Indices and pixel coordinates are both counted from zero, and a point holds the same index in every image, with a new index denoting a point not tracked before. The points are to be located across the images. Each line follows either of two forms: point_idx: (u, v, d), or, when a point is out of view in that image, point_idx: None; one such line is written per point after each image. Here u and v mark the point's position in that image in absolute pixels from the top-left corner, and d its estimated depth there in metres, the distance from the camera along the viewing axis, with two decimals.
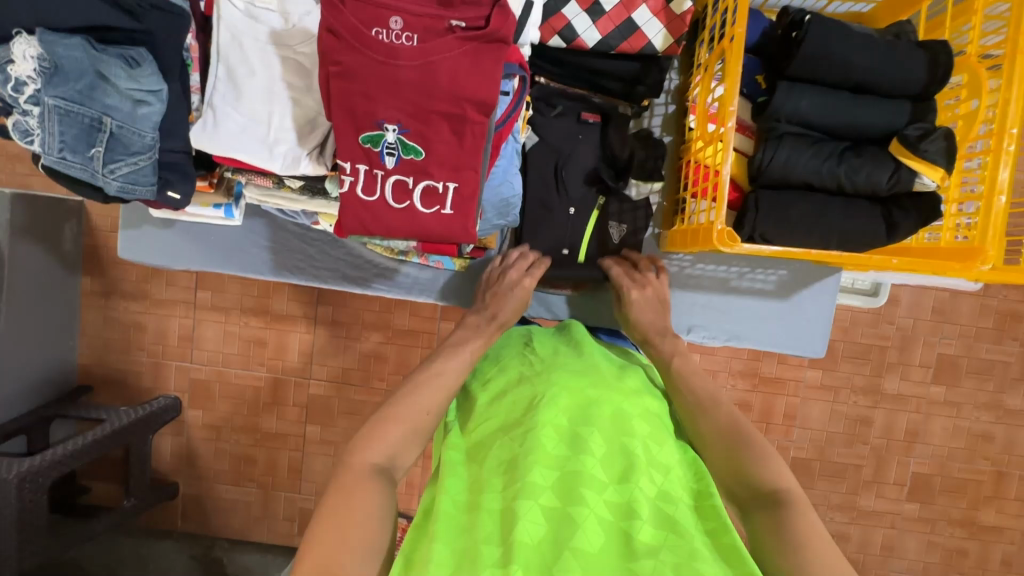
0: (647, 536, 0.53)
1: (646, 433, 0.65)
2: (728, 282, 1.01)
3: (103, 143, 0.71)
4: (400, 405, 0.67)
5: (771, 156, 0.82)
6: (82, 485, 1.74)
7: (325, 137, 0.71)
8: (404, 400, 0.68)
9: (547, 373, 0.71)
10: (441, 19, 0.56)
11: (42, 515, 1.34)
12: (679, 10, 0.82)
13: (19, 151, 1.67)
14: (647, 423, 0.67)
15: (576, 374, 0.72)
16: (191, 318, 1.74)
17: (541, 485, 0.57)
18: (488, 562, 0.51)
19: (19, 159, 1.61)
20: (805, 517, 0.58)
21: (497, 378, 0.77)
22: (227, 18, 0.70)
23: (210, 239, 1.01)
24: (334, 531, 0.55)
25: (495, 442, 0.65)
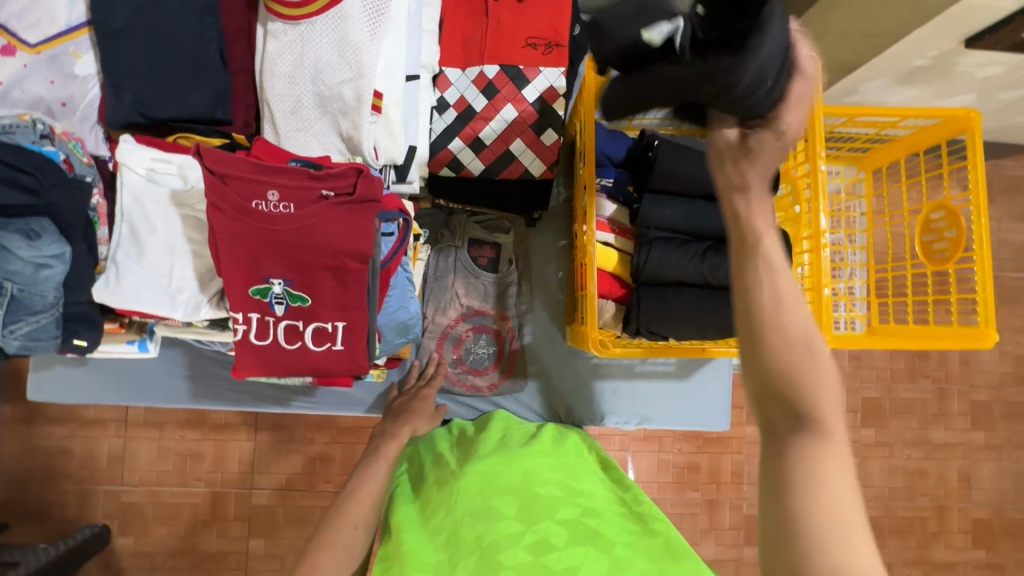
0: (568, 559, 0.63)
1: (557, 481, 0.79)
2: (633, 367, 1.08)
3: (3, 307, 0.74)
4: (331, 532, 0.74)
5: (644, 258, 0.93)
6: None
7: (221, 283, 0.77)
8: (334, 523, 0.75)
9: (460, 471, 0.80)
10: (313, 190, 0.64)
11: None
12: (549, 142, 0.93)
13: None
14: (551, 475, 0.79)
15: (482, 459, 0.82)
16: (122, 438, 1.67)
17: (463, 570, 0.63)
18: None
19: None
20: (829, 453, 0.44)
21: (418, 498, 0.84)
22: (128, 182, 0.76)
23: (124, 373, 1.02)
24: None
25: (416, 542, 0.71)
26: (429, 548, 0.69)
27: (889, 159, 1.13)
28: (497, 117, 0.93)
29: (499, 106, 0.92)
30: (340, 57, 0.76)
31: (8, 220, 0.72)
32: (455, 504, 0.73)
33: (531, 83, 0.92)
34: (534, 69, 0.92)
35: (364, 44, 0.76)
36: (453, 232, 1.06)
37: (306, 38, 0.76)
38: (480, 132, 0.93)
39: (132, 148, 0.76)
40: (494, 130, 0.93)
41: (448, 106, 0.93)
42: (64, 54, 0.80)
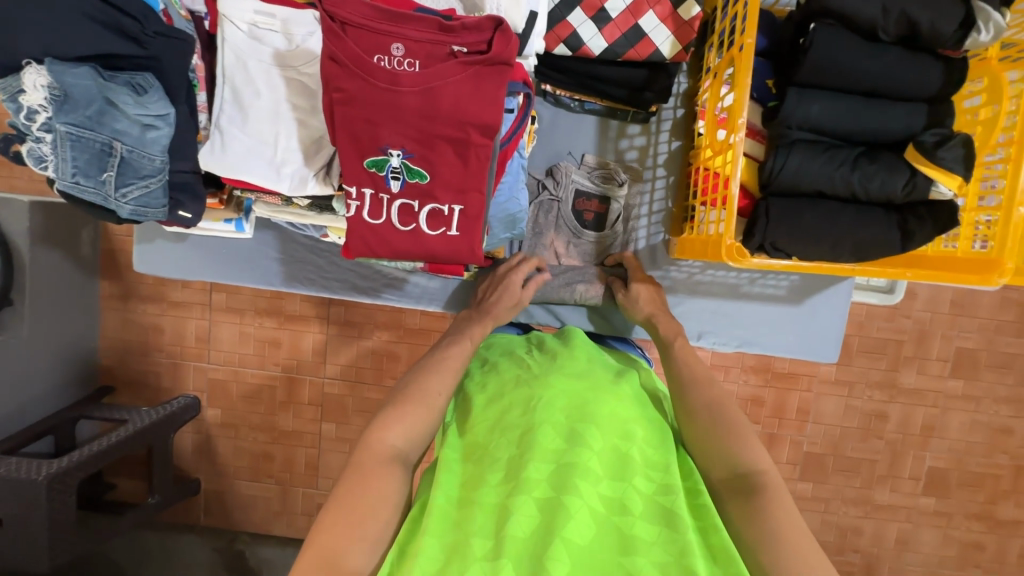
0: (641, 533, 0.54)
1: (642, 435, 0.66)
2: (739, 288, 1.00)
3: (114, 168, 0.72)
4: (409, 390, 0.70)
5: (782, 163, 0.80)
6: (107, 481, 1.79)
7: (329, 155, 0.72)
8: (414, 384, 0.71)
9: (547, 376, 0.71)
10: (444, 45, 0.56)
11: (70, 512, 1.36)
12: (688, 17, 0.80)
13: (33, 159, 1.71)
14: (644, 425, 0.68)
15: (575, 378, 0.72)
16: (207, 320, 1.77)
17: (536, 479, 0.57)
18: (477, 555, 0.52)
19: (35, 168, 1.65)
20: (778, 502, 0.59)
21: (494, 378, 0.77)
22: (230, 39, 0.70)
23: (221, 252, 1.03)
24: (343, 511, 0.57)
25: (490, 432, 0.66)
26: (500, 443, 0.63)
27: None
28: None
29: None
30: None
31: (115, 73, 0.69)
32: (535, 409, 0.65)
33: None
34: None
35: None
36: (557, 183, 0.98)
37: None
38: (607, 2, 0.81)
39: None
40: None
41: None
42: None
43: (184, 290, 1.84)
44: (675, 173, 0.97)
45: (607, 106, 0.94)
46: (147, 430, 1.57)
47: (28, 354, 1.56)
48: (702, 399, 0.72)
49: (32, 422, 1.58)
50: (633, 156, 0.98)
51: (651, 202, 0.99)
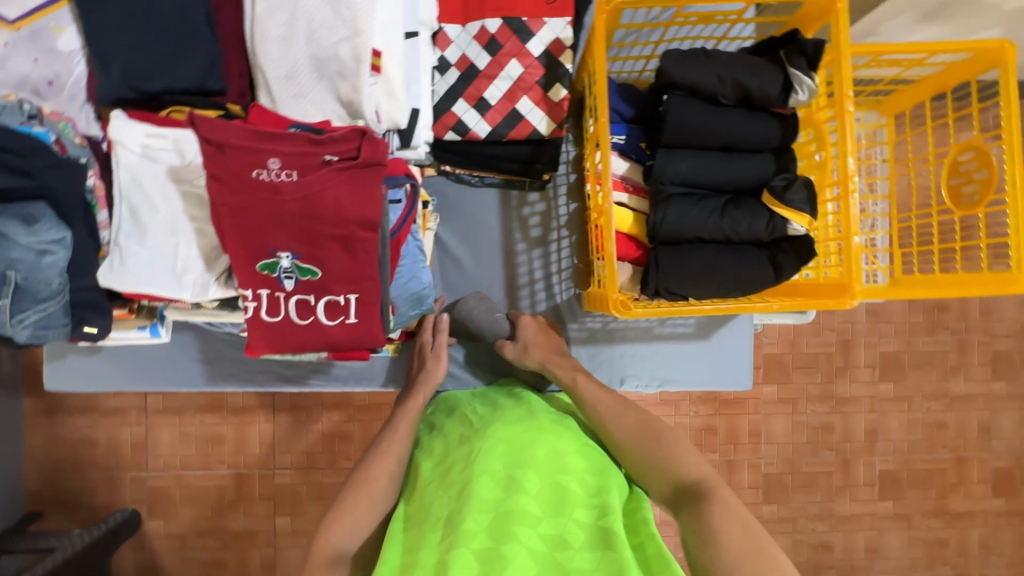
0: (581, 564, 0.58)
1: (579, 467, 0.70)
2: (652, 330, 1.06)
3: (9, 296, 0.72)
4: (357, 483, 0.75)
5: (662, 216, 0.88)
6: None
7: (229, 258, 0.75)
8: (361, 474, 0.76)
9: (484, 430, 0.75)
10: (317, 155, 0.62)
11: None
12: (558, 98, 0.89)
13: None
14: (581, 456, 0.72)
15: (511, 424, 0.76)
16: (142, 425, 1.71)
17: (474, 529, 0.60)
18: None
19: None
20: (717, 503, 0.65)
21: (441, 443, 0.80)
22: (124, 161, 0.73)
23: (139, 359, 1.01)
24: None
25: (435, 497, 0.69)
26: (442, 504, 0.66)
27: (912, 102, 1.04)
28: (502, 74, 0.88)
29: (503, 62, 0.88)
30: (335, 15, 0.72)
31: (6, 205, 0.71)
32: (472, 462, 0.69)
33: (536, 35, 0.88)
34: (539, 21, 0.87)
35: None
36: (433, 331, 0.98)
37: None
38: (485, 92, 0.89)
39: (124, 124, 0.72)
40: (499, 89, 0.89)
41: (450, 66, 0.89)
42: (45, 29, 0.76)
43: (116, 396, 1.78)
44: (576, 232, 1.05)
45: (504, 179, 1.02)
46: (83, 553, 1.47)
47: None
48: (630, 428, 0.78)
49: None
50: (536, 220, 1.05)
51: (560, 259, 1.05)
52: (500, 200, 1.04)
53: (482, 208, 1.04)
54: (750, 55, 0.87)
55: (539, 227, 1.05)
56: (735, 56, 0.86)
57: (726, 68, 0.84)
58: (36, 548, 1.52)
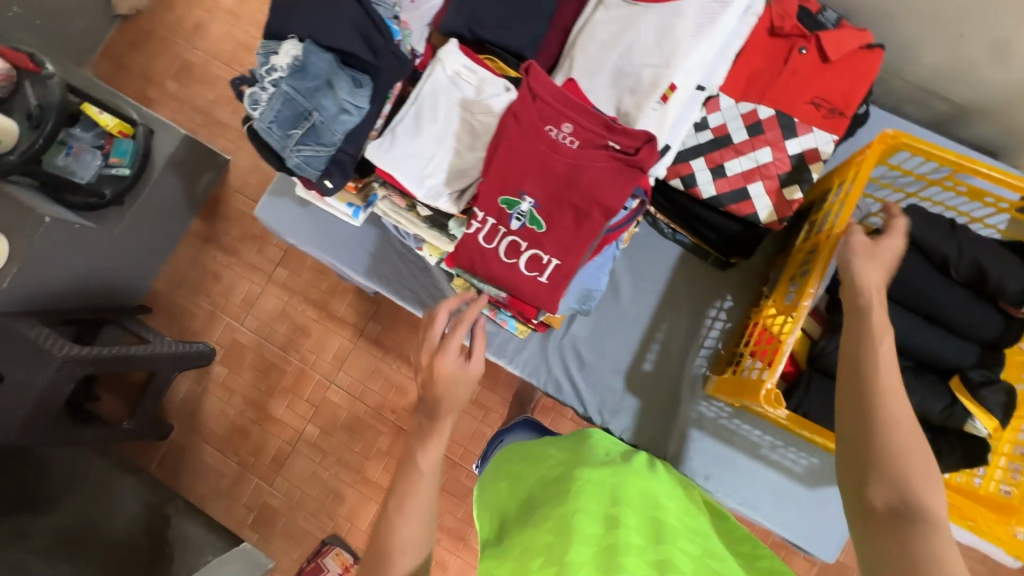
0: None
1: (675, 513, 0.71)
2: (758, 449, 1.03)
3: (302, 129, 0.89)
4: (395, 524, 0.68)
5: (831, 347, 0.88)
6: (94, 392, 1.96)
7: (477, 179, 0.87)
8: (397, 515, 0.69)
9: (574, 470, 0.75)
10: (602, 138, 0.73)
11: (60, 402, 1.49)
12: (790, 198, 0.94)
13: (212, 122, 2.21)
14: (673, 502, 0.74)
15: (599, 467, 0.76)
16: (261, 287, 2.09)
17: (579, 560, 0.60)
18: None
19: (219, 128, 2.20)
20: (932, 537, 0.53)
21: (522, 483, 0.81)
22: (435, 77, 0.88)
23: (326, 228, 1.17)
24: None
25: (530, 532, 0.68)
26: (539, 537, 0.66)
27: None
28: (750, 154, 0.94)
29: (756, 146, 0.94)
30: (656, 44, 0.82)
31: (345, 67, 0.88)
32: (571, 497, 0.69)
33: (798, 137, 0.93)
34: (807, 127, 0.93)
35: (683, 41, 0.81)
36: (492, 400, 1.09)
37: (636, 16, 0.83)
38: (727, 162, 0.96)
39: (453, 51, 0.87)
40: (741, 165, 0.95)
41: (707, 128, 0.97)
42: None
43: (255, 254, 2.13)
44: (734, 322, 1.06)
45: (693, 243, 1.07)
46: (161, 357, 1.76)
47: (115, 257, 1.93)
48: (897, 447, 0.59)
49: (87, 309, 1.90)
50: (702, 293, 1.08)
51: (705, 337, 1.07)
52: (681, 258, 1.09)
53: (661, 258, 1.09)
54: (1001, 244, 0.85)
55: (702, 299, 1.08)
56: (984, 239, 0.84)
57: (971, 244, 0.83)
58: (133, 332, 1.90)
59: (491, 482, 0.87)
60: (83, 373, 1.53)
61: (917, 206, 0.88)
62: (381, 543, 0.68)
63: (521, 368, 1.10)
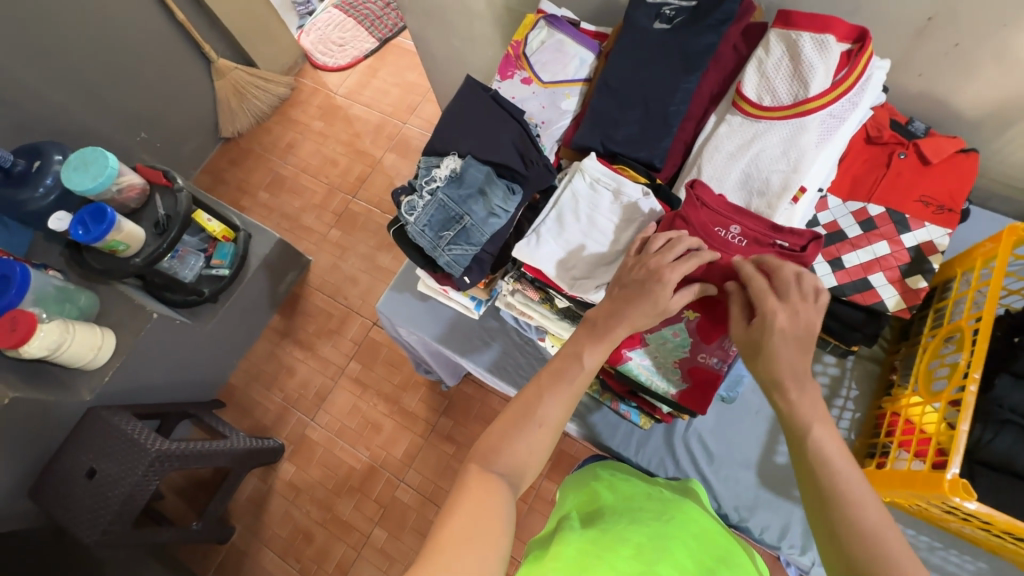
0: None
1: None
2: (916, 550, 0.96)
3: (454, 231, 0.98)
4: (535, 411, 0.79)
5: (990, 437, 0.86)
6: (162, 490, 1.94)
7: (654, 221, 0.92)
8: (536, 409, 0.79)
9: (681, 503, 0.85)
10: (771, 237, 0.86)
11: (146, 497, 1.52)
12: (916, 286, 0.97)
13: (296, 227, 2.40)
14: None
15: (704, 518, 0.85)
16: (334, 381, 2.13)
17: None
18: None
19: (303, 232, 2.39)
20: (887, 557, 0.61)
21: (625, 484, 0.91)
22: (575, 185, 0.99)
23: (445, 321, 1.24)
24: (476, 517, 0.67)
25: (626, 525, 0.78)
26: (634, 532, 0.76)
27: None
28: (867, 248, 1.00)
29: (872, 240, 1.00)
30: (782, 153, 0.92)
31: (496, 178, 1.00)
32: (669, 527, 0.79)
33: (912, 231, 1.00)
34: (919, 222, 1.00)
35: (808, 149, 0.90)
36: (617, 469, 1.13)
37: (760, 131, 0.94)
38: (844, 254, 1.01)
39: (593, 163, 0.99)
40: (859, 257, 1.00)
41: (819, 224, 1.04)
42: (561, 94, 1.13)
43: (330, 348, 2.19)
44: (863, 413, 1.06)
45: (811, 332, 1.10)
46: (236, 452, 1.82)
47: (202, 351, 2.02)
48: (842, 479, 0.66)
49: (171, 402, 1.95)
50: (825, 381, 1.09)
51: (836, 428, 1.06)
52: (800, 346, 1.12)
53: None
54: None
55: (827, 390, 1.09)
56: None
57: None
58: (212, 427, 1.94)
59: (605, 469, 0.99)
60: (168, 470, 1.58)
61: None
62: (528, 412, 0.78)
63: (645, 462, 1.09)
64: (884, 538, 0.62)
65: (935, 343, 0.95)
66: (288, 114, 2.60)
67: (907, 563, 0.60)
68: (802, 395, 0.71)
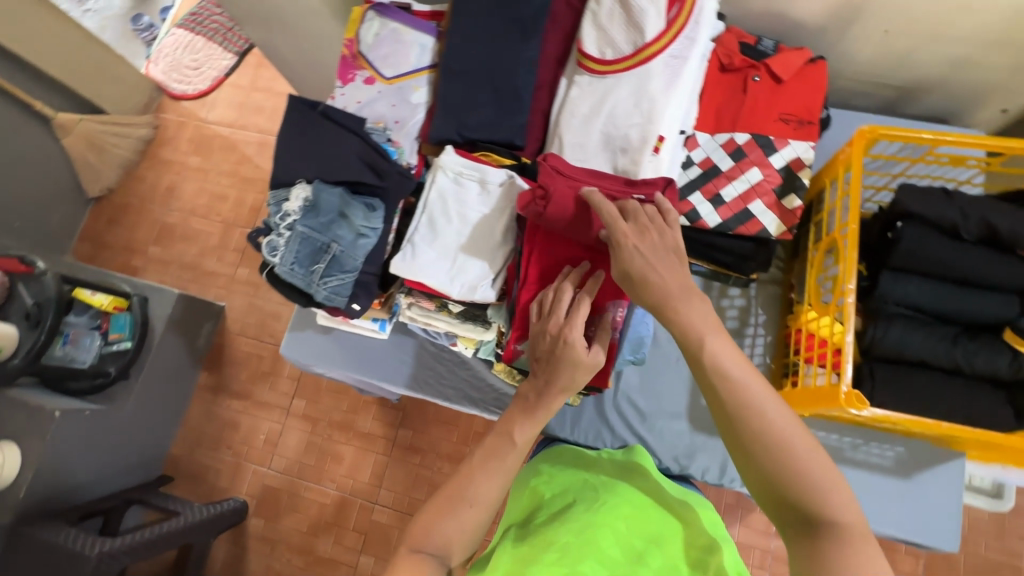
0: None
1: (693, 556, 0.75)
2: (842, 452, 1.01)
3: (325, 262, 0.92)
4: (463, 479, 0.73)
5: (882, 333, 0.89)
6: None
7: (516, 217, 0.90)
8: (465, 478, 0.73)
9: (611, 490, 0.84)
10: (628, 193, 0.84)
11: None
12: (792, 206, 0.99)
13: (199, 275, 2.23)
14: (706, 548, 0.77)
15: (637, 498, 0.83)
16: (281, 424, 2.04)
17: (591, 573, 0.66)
18: None
19: (207, 278, 2.22)
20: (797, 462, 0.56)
21: (561, 479, 0.90)
22: (439, 184, 0.93)
23: (356, 349, 1.18)
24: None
25: (554, 526, 0.76)
26: (560, 530, 0.74)
27: None
28: (742, 177, 1.00)
29: (745, 168, 1.00)
30: (634, 105, 0.89)
31: (354, 196, 0.93)
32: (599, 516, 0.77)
33: (779, 151, 1.00)
34: (784, 141, 1.00)
35: (658, 97, 0.88)
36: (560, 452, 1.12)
37: (609, 87, 0.91)
38: (722, 189, 1.01)
39: (451, 156, 0.93)
40: (736, 189, 1.00)
41: (693, 164, 1.03)
42: (408, 86, 1.06)
43: (269, 391, 2.09)
44: (773, 334, 1.09)
45: (711, 270, 1.10)
46: (195, 525, 1.72)
47: (129, 433, 1.88)
48: (739, 385, 0.59)
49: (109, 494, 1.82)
50: (734, 314, 1.11)
51: (752, 356, 1.09)
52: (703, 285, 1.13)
53: None
54: (994, 199, 0.91)
55: (738, 321, 1.11)
56: (980, 199, 0.90)
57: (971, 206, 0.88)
58: (161, 507, 1.80)
59: (544, 463, 0.97)
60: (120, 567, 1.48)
61: (909, 184, 0.94)
62: (460, 491, 0.71)
63: (583, 439, 1.08)
64: (789, 439, 0.56)
65: (820, 254, 0.96)
66: (156, 155, 2.36)
67: (810, 455, 0.56)
68: (689, 307, 0.63)
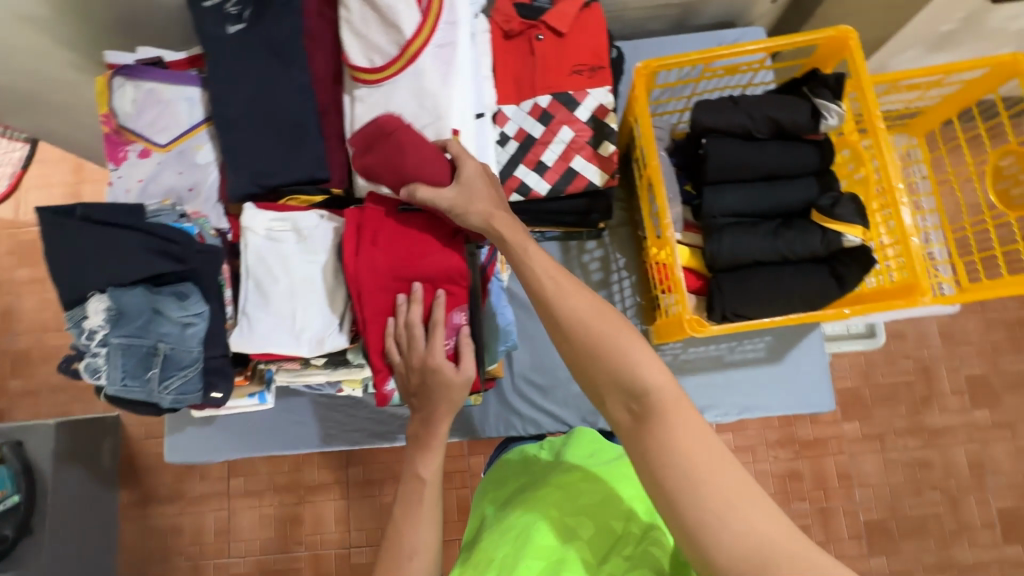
0: None
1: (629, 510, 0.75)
2: (722, 358, 1.09)
3: (158, 365, 0.84)
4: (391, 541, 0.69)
5: (716, 248, 0.94)
6: None
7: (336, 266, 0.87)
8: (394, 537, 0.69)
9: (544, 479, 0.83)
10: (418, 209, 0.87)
11: None
12: (607, 153, 1.01)
13: None
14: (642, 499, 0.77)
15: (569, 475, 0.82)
16: (227, 509, 1.75)
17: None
18: None
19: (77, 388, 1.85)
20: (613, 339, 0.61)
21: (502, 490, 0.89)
22: (253, 244, 0.87)
23: (247, 427, 1.11)
24: None
25: (493, 539, 0.75)
26: (497, 543, 0.73)
27: (940, 120, 1.10)
28: (555, 139, 1.01)
29: (556, 130, 1.01)
30: (418, 105, 0.86)
31: (161, 288, 0.85)
32: (533, 511, 0.76)
33: (582, 104, 1.01)
34: (583, 93, 1.01)
35: (438, 92, 0.86)
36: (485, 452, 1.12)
37: (389, 94, 0.87)
38: (542, 156, 1.02)
39: (254, 213, 0.87)
40: (554, 152, 1.01)
41: (509, 138, 1.02)
42: (189, 147, 0.97)
43: (199, 482, 1.79)
44: (636, 273, 1.14)
45: (563, 232, 1.13)
46: None
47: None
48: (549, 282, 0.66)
49: None
50: (597, 266, 1.14)
51: (623, 299, 1.13)
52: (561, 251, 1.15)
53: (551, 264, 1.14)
54: (773, 94, 0.97)
55: (602, 271, 1.14)
56: (761, 98, 0.96)
57: (754, 109, 0.94)
58: None
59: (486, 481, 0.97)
60: None
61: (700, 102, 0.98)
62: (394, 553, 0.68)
63: (497, 432, 1.10)
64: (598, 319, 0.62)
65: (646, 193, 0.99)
66: None
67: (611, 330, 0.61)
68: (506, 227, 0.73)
